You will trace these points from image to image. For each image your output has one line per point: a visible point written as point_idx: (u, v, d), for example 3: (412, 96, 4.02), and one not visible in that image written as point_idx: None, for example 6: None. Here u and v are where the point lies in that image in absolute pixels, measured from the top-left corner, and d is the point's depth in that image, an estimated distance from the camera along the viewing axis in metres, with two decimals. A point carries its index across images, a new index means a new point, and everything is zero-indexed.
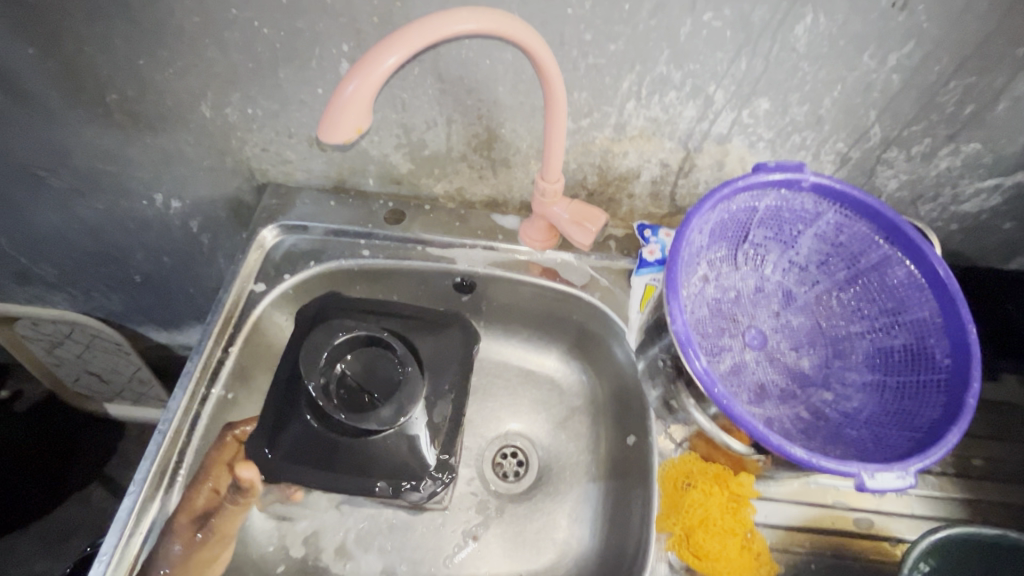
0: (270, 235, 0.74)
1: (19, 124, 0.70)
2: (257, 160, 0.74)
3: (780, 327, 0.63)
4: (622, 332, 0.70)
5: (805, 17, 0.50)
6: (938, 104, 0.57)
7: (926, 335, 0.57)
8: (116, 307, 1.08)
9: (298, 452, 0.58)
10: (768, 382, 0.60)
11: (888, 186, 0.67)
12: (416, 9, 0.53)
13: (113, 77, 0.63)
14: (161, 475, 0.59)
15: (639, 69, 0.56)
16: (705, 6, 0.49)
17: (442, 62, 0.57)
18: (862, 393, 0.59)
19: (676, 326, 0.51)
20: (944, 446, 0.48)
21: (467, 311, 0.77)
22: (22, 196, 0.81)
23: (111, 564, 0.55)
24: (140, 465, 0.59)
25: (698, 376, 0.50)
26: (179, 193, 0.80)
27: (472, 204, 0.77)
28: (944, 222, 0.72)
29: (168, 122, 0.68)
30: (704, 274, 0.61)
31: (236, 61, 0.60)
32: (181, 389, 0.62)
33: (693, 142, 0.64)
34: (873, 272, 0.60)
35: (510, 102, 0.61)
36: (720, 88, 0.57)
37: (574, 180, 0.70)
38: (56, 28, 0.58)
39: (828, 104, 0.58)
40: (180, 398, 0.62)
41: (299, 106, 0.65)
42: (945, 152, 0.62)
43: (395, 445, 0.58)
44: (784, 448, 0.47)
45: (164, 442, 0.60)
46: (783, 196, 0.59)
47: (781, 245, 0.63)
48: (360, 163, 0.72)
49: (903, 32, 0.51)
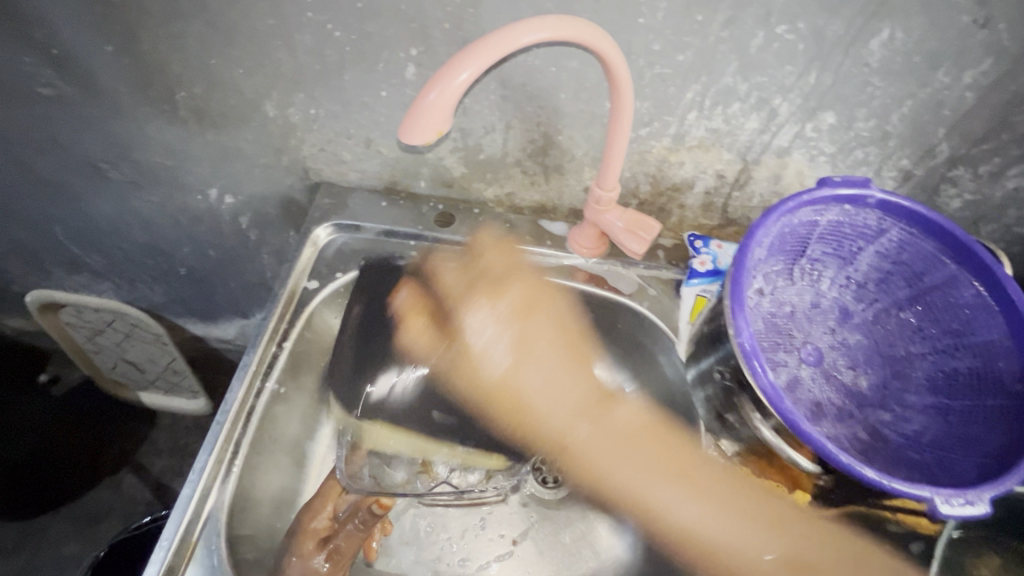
0: (323, 233, 0.75)
1: (89, 117, 0.72)
2: (313, 160, 0.75)
3: (837, 344, 0.62)
4: (670, 343, 0.70)
5: (881, 32, 0.50)
6: (1011, 123, 0.56)
7: (993, 358, 0.56)
8: (159, 299, 1.11)
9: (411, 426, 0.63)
10: (825, 400, 0.59)
11: (950, 206, 0.66)
12: (488, 16, 0.53)
13: (184, 74, 0.65)
14: (217, 465, 0.60)
15: (705, 80, 0.56)
16: (778, 19, 0.49)
17: (507, 68, 0.58)
18: (924, 415, 0.58)
19: (740, 337, 0.52)
20: (1020, 473, 0.47)
21: None
22: (84, 186, 0.84)
23: (170, 551, 0.56)
24: (199, 455, 0.60)
25: (764, 392, 0.50)
26: (233, 189, 0.82)
27: (520, 209, 0.78)
28: (1006, 244, 0.70)
29: (232, 120, 0.70)
30: (760, 287, 0.60)
31: (305, 63, 0.61)
32: (239, 380, 0.64)
33: (752, 154, 0.63)
34: (937, 292, 0.59)
35: (570, 109, 0.62)
36: (785, 100, 0.57)
37: (627, 188, 0.70)
38: (136, 27, 0.60)
39: (895, 120, 0.57)
40: (238, 389, 0.64)
41: (361, 108, 0.66)
42: (1014, 172, 0.61)
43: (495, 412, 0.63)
44: (853, 467, 0.47)
45: (223, 432, 0.61)
46: (846, 212, 0.58)
47: (839, 261, 0.62)
48: (415, 165, 0.73)
49: (982, 49, 0.50)
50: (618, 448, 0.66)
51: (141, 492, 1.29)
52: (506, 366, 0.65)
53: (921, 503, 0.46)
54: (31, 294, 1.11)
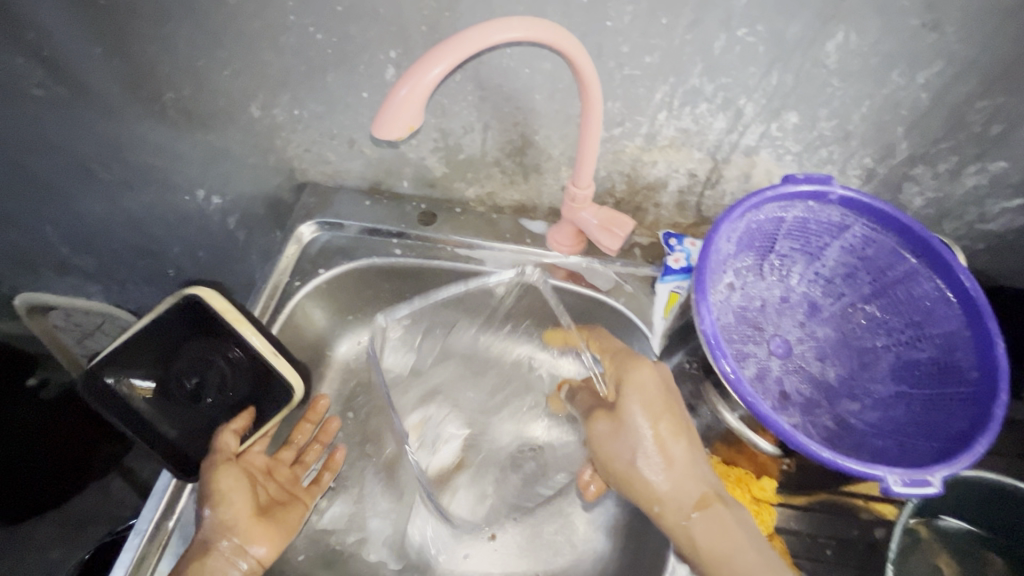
0: (308, 231, 0.77)
1: (77, 118, 0.74)
2: (299, 160, 0.77)
3: (806, 337, 0.64)
4: (644, 337, 0.72)
5: (837, 35, 0.52)
6: (964, 123, 0.58)
7: (953, 348, 0.58)
8: (150, 300, 1.11)
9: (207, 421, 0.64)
10: (792, 390, 0.61)
11: (914, 204, 0.69)
12: (463, 19, 0.55)
13: (171, 76, 0.67)
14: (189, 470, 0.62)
15: (673, 81, 0.58)
16: (739, 23, 0.52)
17: (483, 70, 0.60)
18: (887, 405, 0.59)
19: (703, 325, 0.54)
20: (972, 455, 0.49)
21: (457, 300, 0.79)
22: (72, 187, 0.85)
23: (146, 537, 0.58)
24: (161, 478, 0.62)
25: (724, 376, 0.52)
26: (221, 189, 0.84)
27: (501, 208, 0.79)
28: (970, 240, 0.72)
29: (218, 121, 0.72)
30: (731, 282, 0.62)
31: (288, 64, 0.63)
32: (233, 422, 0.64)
33: (722, 153, 0.66)
34: (900, 286, 0.62)
35: (547, 110, 0.64)
36: (750, 101, 0.59)
37: (603, 188, 0.73)
38: (125, 31, 0.62)
39: (856, 120, 0.60)
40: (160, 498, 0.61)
41: (345, 109, 0.68)
42: (972, 170, 0.63)
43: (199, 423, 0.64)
44: (810, 448, 0.48)
45: (142, 542, 0.58)
46: (810, 208, 0.61)
47: (807, 256, 0.65)
48: (397, 165, 0.75)
49: (933, 51, 0.52)
50: (711, 515, 0.54)
51: (130, 496, 1.22)
52: (668, 466, 0.55)
53: (877, 483, 0.48)
54: (19, 296, 1.11)
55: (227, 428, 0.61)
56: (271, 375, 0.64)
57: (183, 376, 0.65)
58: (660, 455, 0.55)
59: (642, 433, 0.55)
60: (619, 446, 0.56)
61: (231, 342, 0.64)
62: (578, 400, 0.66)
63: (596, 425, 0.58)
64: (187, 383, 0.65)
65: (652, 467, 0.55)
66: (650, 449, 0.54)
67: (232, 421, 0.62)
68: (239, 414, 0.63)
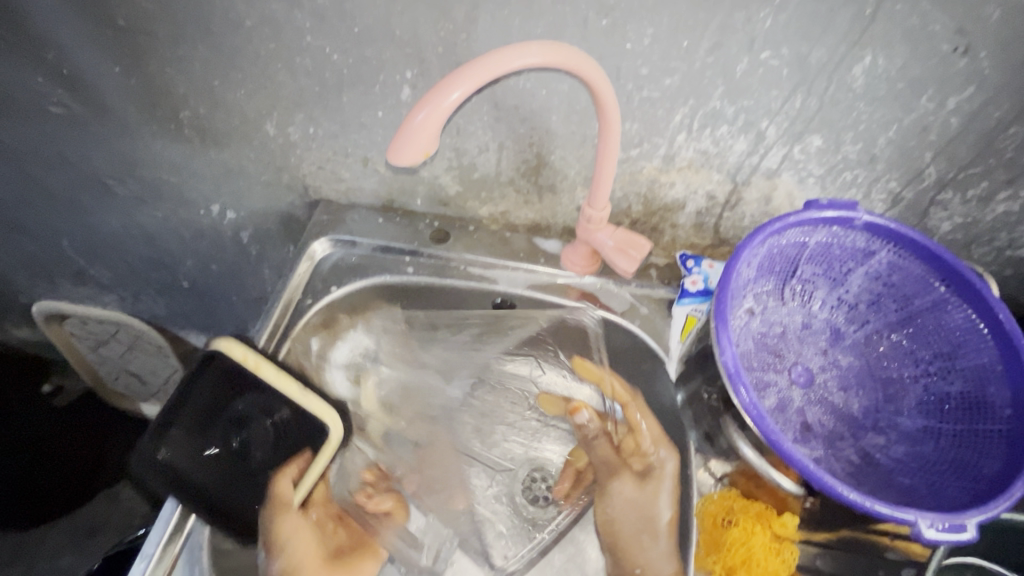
0: (320, 248, 0.77)
1: (95, 134, 0.75)
2: (313, 178, 0.77)
3: (828, 365, 0.62)
4: (660, 361, 0.70)
5: (863, 59, 0.50)
6: (996, 149, 0.56)
7: (984, 382, 0.55)
8: (163, 311, 1.11)
9: (233, 466, 0.60)
10: (814, 422, 0.59)
11: (941, 228, 0.66)
12: (480, 42, 0.55)
13: (188, 95, 0.67)
14: None
15: (692, 104, 0.57)
16: (762, 46, 0.51)
17: (498, 92, 0.59)
18: (914, 440, 0.57)
19: (724, 358, 0.52)
20: (1008, 499, 0.47)
21: None
22: (89, 201, 0.86)
23: (152, 561, 0.58)
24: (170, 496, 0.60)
25: (744, 410, 0.50)
26: (235, 205, 0.84)
27: (515, 227, 0.78)
28: (1000, 266, 0.70)
29: (233, 139, 0.72)
30: (751, 307, 0.61)
31: (304, 85, 0.63)
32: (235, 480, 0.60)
33: (742, 175, 0.64)
34: (927, 315, 0.59)
35: (562, 131, 0.63)
36: (772, 124, 0.57)
37: (619, 209, 0.71)
38: (143, 51, 0.63)
39: (882, 144, 0.58)
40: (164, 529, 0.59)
41: (359, 128, 0.68)
42: (1003, 196, 0.61)
43: (205, 457, 0.60)
44: (836, 489, 0.46)
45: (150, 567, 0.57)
46: (834, 234, 0.59)
47: (830, 282, 0.63)
48: (411, 184, 0.75)
49: (964, 76, 0.51)
50: None
51: (139, 504, 1.22)
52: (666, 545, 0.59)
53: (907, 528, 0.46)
54: (36, 305, 1.12)
55: (280, 475, 0.60)
56: (302, 415, 0.62)
57: (215, 439, 0.61)
58: (652, 537, 0.60)
59: (664, 508, 0.61)
60: (632, 518, 0.61)
61: (261, 394, 0.62)
62: (588, 442, 0.66)
63: (620, 484, 0.63)
64: (219, 446, 0.61)
65: (645, 535, 0.60)
66: (651, 528, 0.60)
67: (286, 467, 0.60)
68: (289, 461, 0.61)
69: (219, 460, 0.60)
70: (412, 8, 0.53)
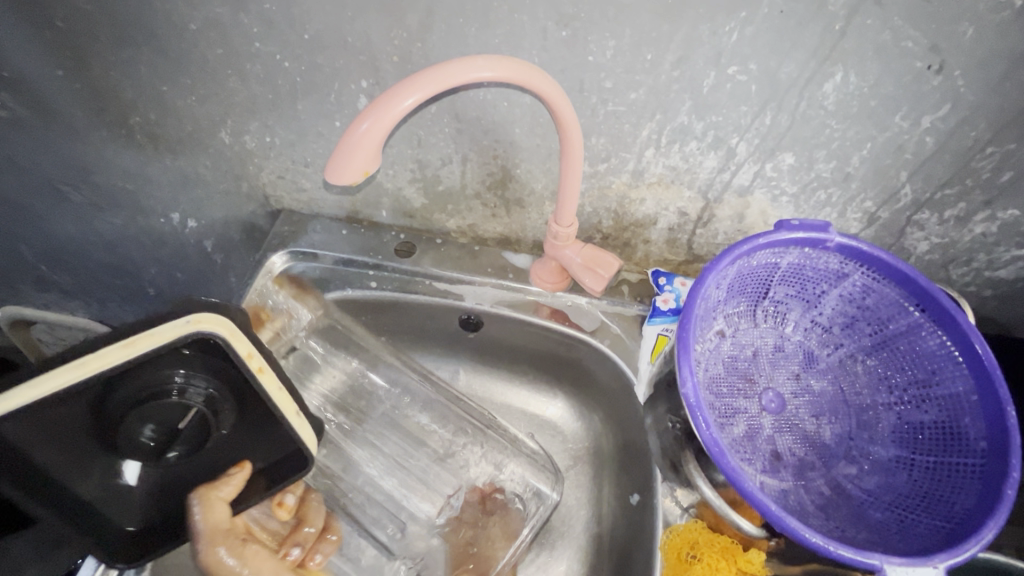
0: (279, 261, 0.74)
1: (45, 139, 0.71)
2: (273, 187, 0.74)
3: (801, 391, 0.60)
4: (630, 382, 0.67)
5: (834, 75, 0.48)
6: (973, 169, 0.54)
7: (959, 413, 0.53)
8: (129, 318, 1.08)
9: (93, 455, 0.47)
10: (784, 451, 0.57)
11: (918, 249, 0.64)
12: (436, 51, 0.52)
13: (137, 100, 0.64)
14: None
15: (659, 118, 0.54)
16: (729, 60, 0.48)
17: (458, 103, 0.57)
18: (887, 471, 0.55)
19: (686, 389, 0.49)
20: (980, 542, 0.45)
21: (444, 339, 0.76)
22: (44, 207, 0.83)
23: None
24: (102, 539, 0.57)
25: (706, 443, 0.48)
26: (195, 213, 0.80)
27: (484, 240, 0.76)
28: (978, 287, 0.68)
29: (188, 146, 0.69)
30: (720, 329, 0.59)
31: (256, 92, 0.60)
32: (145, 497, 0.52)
33: (713, 192, 0.62)
34: (901, 340, 0.57)
35: (526, 143, 0.60)
36: (743, 140, 0.55)
37: (589, 223, 0.69)
38: (87, 54, 0.60)
39: (856, 162, 0.56)
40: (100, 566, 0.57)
41: (317, 137, 0.65)
42: (980, 218, 0.59)
43: (122, 444, 0.46)
44: (798, 531, 0.44)
45: None
46: (806, 255, 0.57)
47: (804, 304, 0.61)
48: (374, 195, 0.72)
49: (939, 95, 0.49)
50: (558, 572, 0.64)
51: None
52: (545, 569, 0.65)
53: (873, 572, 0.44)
54: None
55: (214, 496, 0.49)
56: (274, 445, 0.53)
57: (131, 432, 0.46)
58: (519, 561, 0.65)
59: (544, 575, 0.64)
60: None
61: (238, 420, 0.50)
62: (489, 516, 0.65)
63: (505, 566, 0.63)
64: (137, 437, 0.46)
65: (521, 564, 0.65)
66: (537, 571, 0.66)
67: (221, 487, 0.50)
68: (232, 474, 0.51)
69: (144, 456, 0.47)
70: (363, 14, 0.50)
